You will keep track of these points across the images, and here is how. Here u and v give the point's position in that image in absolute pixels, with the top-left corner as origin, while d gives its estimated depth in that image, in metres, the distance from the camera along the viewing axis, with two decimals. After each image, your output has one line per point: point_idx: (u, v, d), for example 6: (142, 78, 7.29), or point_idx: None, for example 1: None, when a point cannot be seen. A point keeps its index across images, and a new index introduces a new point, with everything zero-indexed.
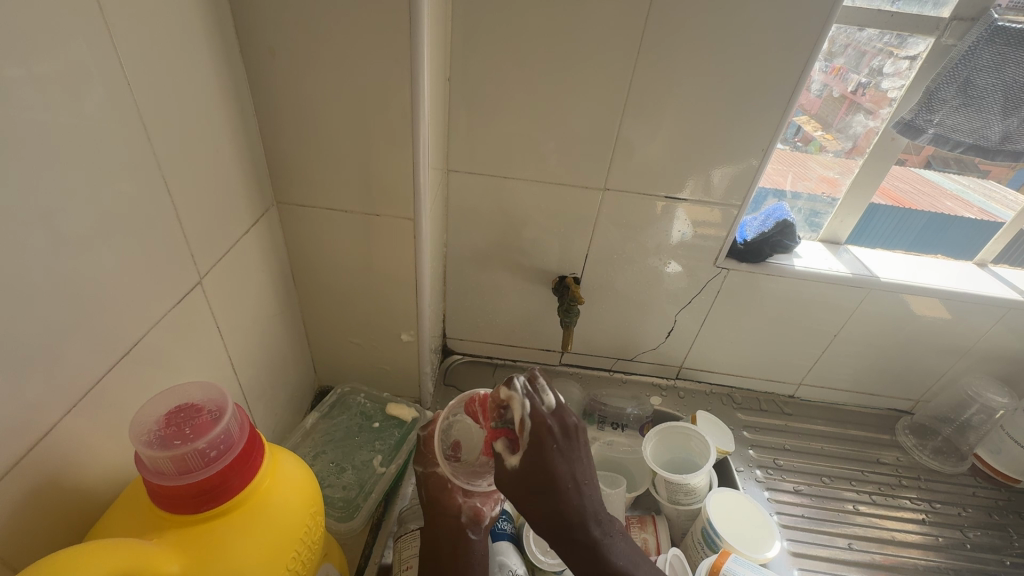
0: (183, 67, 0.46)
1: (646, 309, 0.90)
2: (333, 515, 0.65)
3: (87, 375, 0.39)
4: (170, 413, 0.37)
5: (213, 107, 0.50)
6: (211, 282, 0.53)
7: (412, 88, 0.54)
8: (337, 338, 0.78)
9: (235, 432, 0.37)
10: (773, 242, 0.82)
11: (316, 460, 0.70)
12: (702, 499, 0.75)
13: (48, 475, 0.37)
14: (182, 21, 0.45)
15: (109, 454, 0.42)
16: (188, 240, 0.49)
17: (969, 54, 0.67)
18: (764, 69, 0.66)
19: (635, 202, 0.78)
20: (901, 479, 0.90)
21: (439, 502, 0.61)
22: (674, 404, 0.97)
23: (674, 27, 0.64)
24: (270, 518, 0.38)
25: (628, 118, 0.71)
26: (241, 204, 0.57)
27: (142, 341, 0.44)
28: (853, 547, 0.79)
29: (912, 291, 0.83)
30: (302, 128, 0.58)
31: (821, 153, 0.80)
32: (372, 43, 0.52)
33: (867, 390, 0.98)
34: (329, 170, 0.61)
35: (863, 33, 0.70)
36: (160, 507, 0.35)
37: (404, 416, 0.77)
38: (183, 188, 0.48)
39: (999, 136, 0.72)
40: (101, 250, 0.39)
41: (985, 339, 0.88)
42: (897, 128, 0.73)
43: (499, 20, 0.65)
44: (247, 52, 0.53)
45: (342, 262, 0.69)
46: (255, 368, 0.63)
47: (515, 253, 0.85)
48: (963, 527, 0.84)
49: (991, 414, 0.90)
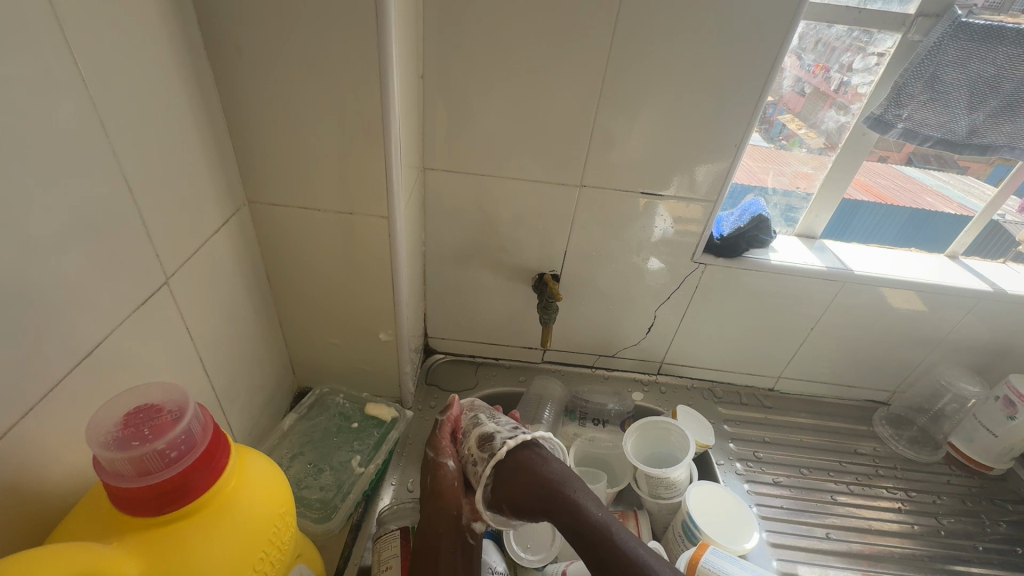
0: (144, 62, 0.45)
1: (627, 305, 0.91)
2: (310, 516, 0.64)
3: (47, 377, 0.38)
4: (129, 414, 0.36)
5: (177, 104, 0.50)
6: (180, 283, 0.52)
7: (382, 85, 0.54)
8: (315, 338, 0.77)
9: (198, 432, 0.36)
10: (749, 237, 0.82)
11: (294, 462, 0.70)
12: (682, 492, 0.75)
13: (6, 480, 0.36)
14: (143, 16, 0.44)
15: (69, 459, 0.41)
16: (153, 239, 0.48)
17: (935, 50, 0.68)
18: (737, 66, 0.67)
19: (613, 198, 0.79)
20: (878, 469, 0.91)
21: (443, 496, 0.60)
22: (655, 400, 0.97)
23: (645, 24, 0.64)
24: (236, 520, 0.37)
25: (603, 115, 0.71)
26: (210, 203, 0.56)
27: (105, 343, 0.43)
28: (831, 536, 0.80)
29: (886, 283, 0.84)
30: (271, 125, 0.57)
31: (799, 149, 0.82)
32: (341, 41, 0.51)
33: (845, 382, 0.99)
34: (302, 169, 0.60)
35: (833, 29, 0.71)
36: (120, 509, 0.34)
37: (384, 416, 0.77)
38: (148, 187, 0.47)
39: (965, 131, 0.73)
40: (60, 248, 0.38)
41: (957, 330, 0.89)
42: (868, 123, 0.74)
43: (472, 18, 0.65)
44: (214, 49, 0.53)
45: (317, 262, 0.69)
46: (229, 369, 0.63)
47: (495, 251, 0.85)
48: (937, 514, 0.86)
49: (963, 403, 0.93)
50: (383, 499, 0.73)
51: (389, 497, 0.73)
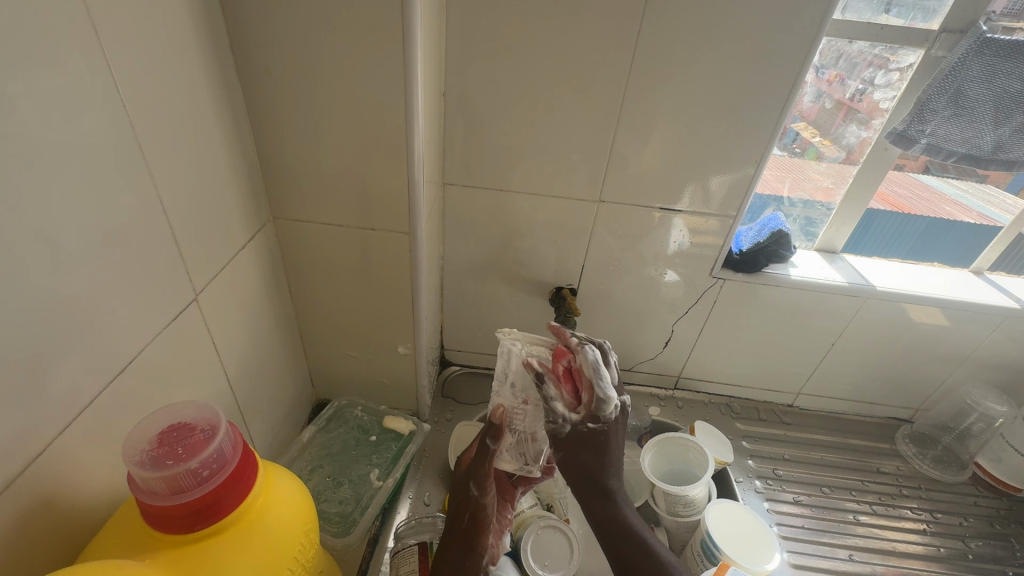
0: (177, 83, 0.46)
1: (644, 319, 0.90)
2: (330, 530, 0.65)
3: (82, 395, 0.39)
4: (163, 433, 0.37)
5: (208, 125, 0.51)
6: (207, 298, 0.53)
7: (406, 103, 0.55)
8: (334, 351, 0.78)
9: (229, 451, 0.37)
10: (769, 252, 0.82)
11: (313, 475, 0.70)
12: (701, 509, 0.75)
13: (45, 496, 0.37)
14: (178, 41, 0.45)
15: (102, 475, 0.42)
16: (183, 257, 0.49)
17: (958, 66, 0.67)
18: (757, 81, 0.67)
19: (631, 213, 0.79)
20: (902, 489, 0.89)
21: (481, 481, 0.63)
22: (672, 415, 0.96)
23: (663, 40, 0.64)
24: (263, 538, 0.38)
25: (622, 131, 0.72)
26: (237, 220, 0.57)
27: (136, 359, 0.44)
28: (854, 558, 0.78)
29: (909, 300, 0.83)
30: (297, 144, 0.58)
31: (816, 161, 0.80)
32: (365, 60, 0.52)
33: (866, 399, 0.97)
34: (326, 187, 0.62)
35: (855, 45, 0.71)
36: (153, 526, 0.35)
37: (402, 430, 0.77)
38: (179, 206, 0.48)
39: (991, 146, 0.72)
40: (94, 267, 0.39)
41: (983, 347, 0.88)
42: (890, 138, 0.74)
43: (493, 37, 0.65)
44: (243, 70, 0.54)
45: (339, 276, 0.70)
46: (251, 382, 0.63)
47: (512, 265, 0.86)
48: (964, 537, 0.84)
49: (990, 422, 0.90)
50: (401, 512, 0.73)
51: (405, 511, 0.73)
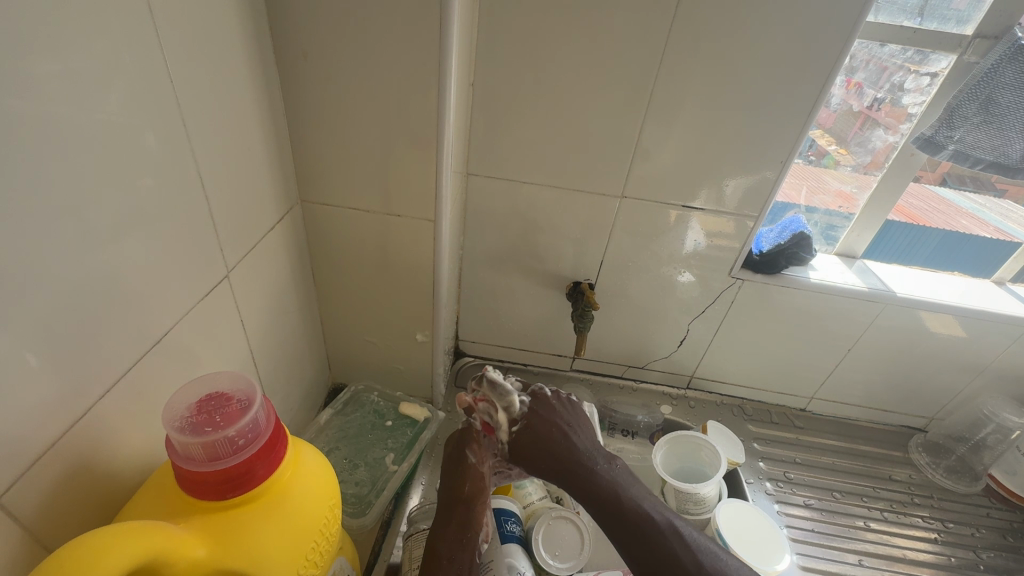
0: (218, 63, 0.47)
1: (659, 317, 0.90)
2: (346, 511, 0.66)
3: (120, 364, 0.40)
4: (201, 401, 0.38)
5: (245, 104, 0.51)
6: (237, 277, 0.54)
7: (439, 90, 0.55)
8: (353, 336, 0.79)
9: (263, 422, 0.38)
10: (789, 254, 0.81)
11: (330, 456, 0.72)
12: (711, 508, 0.75)
13: (84, 460, 0.38)
14: (220, 18, 0.46)
15: (138, 443, 0.43)
16: (217, 234, 0.50)
17: (991, 71, 0.67)
18: (787, 80, 0.67)
19: (650, 210, 0.79)
20: (913, 497, 0.89)
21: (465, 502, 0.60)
22: (683, 413, 0.97)
23: (694, 35, 0.64)
24: (292, 509, 0.39)
25: (648, 127, 0.71)
26: (266, 201, 0.58)
27: (169, 334, 0.45)
28: (863, 563, 0.79)
29: (928, 308, 0.82)
30: (327, 127, 0.59)
31: (836, 167, 0.80)
32: (401, 47, 0.53)
33: (880, 407, 0.97)
34: (353, 171, 0.62)
35: (885, 48, 0.70)
36: (186, 491, 0.36)
37: (416, 416, 0.78)
38: (215, 185, 0.49)
39: (1020, 154, 0.71)
40: (138, 240, 0.40)
41: (1002, 358, 0.87)
42: (917, 144, 0.73)
43: (523, 28, 0.66)
44: (280, 52, 0.55)
45: (362, 261, 0.70)
46: (273, 362, 0.64)
47: (531, 258, 0.86)
48: (975, 548, 0.83)
49: (1006, 434, 0.88)
50: (413, 498, 0.74)
51: (418, 496, 0.74)
